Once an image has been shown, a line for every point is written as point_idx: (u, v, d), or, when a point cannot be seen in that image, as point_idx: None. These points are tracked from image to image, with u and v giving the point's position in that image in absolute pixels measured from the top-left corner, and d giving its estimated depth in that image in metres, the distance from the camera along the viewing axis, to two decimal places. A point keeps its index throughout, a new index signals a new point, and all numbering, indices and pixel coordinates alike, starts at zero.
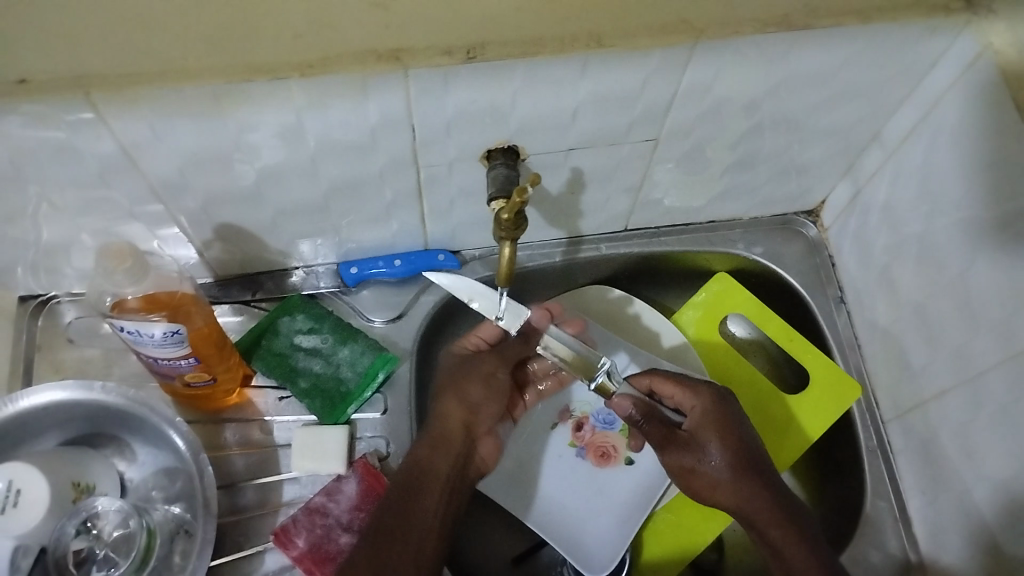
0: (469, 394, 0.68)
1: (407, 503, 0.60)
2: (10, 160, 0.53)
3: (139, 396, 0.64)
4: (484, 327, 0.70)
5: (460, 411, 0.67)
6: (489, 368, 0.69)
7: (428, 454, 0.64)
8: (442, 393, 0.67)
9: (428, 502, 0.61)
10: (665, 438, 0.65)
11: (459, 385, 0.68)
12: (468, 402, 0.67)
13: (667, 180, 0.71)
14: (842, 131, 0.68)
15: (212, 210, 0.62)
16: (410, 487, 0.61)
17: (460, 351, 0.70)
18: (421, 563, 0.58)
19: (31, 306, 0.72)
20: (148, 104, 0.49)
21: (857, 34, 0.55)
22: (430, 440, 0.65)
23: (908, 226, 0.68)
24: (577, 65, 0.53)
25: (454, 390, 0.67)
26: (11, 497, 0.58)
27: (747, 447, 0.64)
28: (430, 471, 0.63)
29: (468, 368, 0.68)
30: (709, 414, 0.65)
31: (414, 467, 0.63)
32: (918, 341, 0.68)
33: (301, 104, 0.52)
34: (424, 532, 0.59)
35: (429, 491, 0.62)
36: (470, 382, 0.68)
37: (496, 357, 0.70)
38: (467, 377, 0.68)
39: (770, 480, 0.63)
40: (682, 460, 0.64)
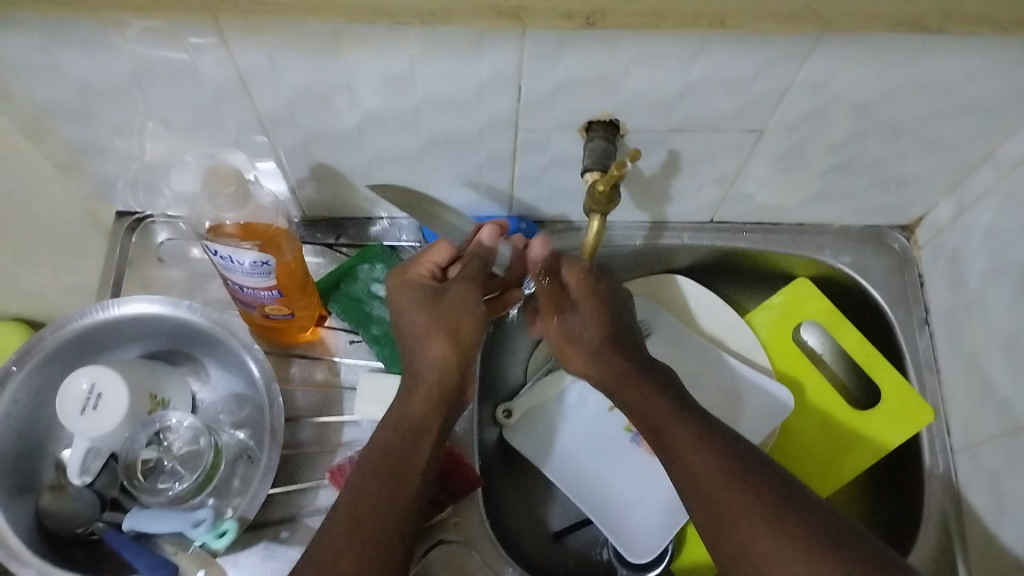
0: (461, 332, 0.62)
1: (396, 464, 0.56)
2: (131, 74, 0.54)
3: (221, 320, 0.66)
4: (438, 250, 0.66)
5: (450, 353, 0.61)
6: (467, 296, 0.64)
7: (422, 410, 0.59)
8: (427, 338, 0.61)
9: (417, 462, 0.57)
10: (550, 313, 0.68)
11: (453, 325, 0.62)
12: (456, 338, 0.62)
13: (763, 175, 0.70)
14: (954, 145, 0.65)
15: (312, 147, 0.63)
16: (405, 446, 0.57)
17: (417, 279, 0.65)
18: (405, 527, 0.54)
19: (127, 221, 0.74)
20: (270, 34, 0.50)
21: (990, 42, 0.53)
22: (424, 393, 0.60)
23: (1010, 252, 0.65)
24: (695, 42, 0.52)
25: (445, 330, 0.62)
26: (91, 400, 0.61)
27: (619, 326, 0.66)
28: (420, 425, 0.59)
29: (449, 306, 0.63)
30: (597, 296, 0.67)
31: (408, 424, 0.58)
32: (1003, 372, 0.66)
33: (416, 51, 0.52)
34: (414, 489, 0.55)
35: (420, 446, 0.58)
36: (457, 315, 0.62)
37: (467, 285, 0.64)
38: (457, 316, 0.62)
39: (642, 362, 0.64)
40: (566, 327, 0.68)
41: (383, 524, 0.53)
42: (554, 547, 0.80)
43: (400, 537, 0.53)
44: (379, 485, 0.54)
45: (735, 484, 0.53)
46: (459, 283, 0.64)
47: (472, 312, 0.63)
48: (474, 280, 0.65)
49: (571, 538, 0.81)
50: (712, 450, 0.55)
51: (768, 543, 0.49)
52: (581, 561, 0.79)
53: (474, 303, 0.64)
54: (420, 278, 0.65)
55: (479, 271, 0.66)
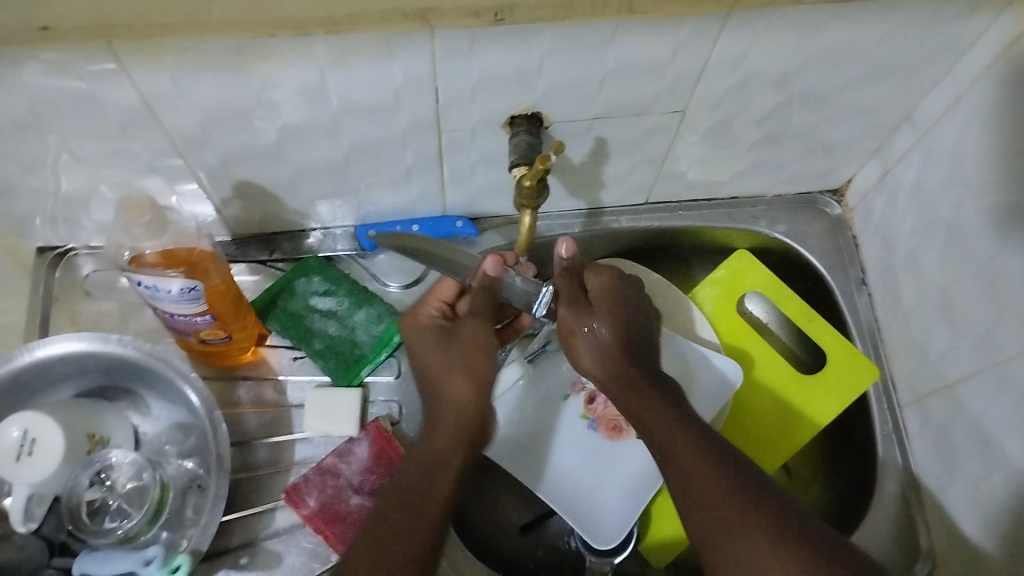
0: (476, 368, 0.63)
1: (417, 496, 0.56)
2: (29, 109, 0.52)
3: (154, 350, 0.64)
4: (444, 285, 0.67)
5: (468, 389, 0.62)
6: (478, 330, 0.64)
7: (445, 446, 0.59)
8: (445, 377, 0.62)
9: (438, 491, 0.56)
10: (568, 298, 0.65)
11: (468, 360, 0.63)
12: (472, 373, 0.62)
13: (692, 154, 0.70)
14: (873, 109, 0.66)
15: (231, 166, 0.62)
16: (427, 484, 0.56)
17: (428, 321, 0.66)
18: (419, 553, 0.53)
19: (49, 257, 0.72)
20: (172, 55, 0.49)
21: (897, 7, 0.54)
22: (446, 431, 0.60)
23: (937, 209, 0.66)
24: (607, 31, 0.52)
25: (461, 368, 0.62)
26: (26, 446, 0.59)
27: (631, 328, 0.66)
28: (444, 465, 0.58)
29: (461, 340, 0.64)
30: (611, 295, 0.67)
31: (431, 461, 0.58)
32: (940, 328, 0.67)
33: (326, 60, 0.51)
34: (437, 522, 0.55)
35: (442, 479, 0.57)
36: (471, 351, 0.63)
37: (478, 321, 0.64)
38: (472, 351, 0.63)
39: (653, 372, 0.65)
40: (573, 323, 0.66)
41: (391, 551, 0.52)
42: (521, 541, 0.80)
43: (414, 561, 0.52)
44: (403, 519, 0.54)
45: (727, 489, 0.54)
46: (469, 318, 0.65)
47: (483, 346, 0.64)
48: (486, 314, 0.65)
49: (537, 531, 0.81)
50: (710, 461, 0.56)
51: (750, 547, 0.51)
52: (550, 554, 0.79)
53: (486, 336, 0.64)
54: (431, 318, 0.66)
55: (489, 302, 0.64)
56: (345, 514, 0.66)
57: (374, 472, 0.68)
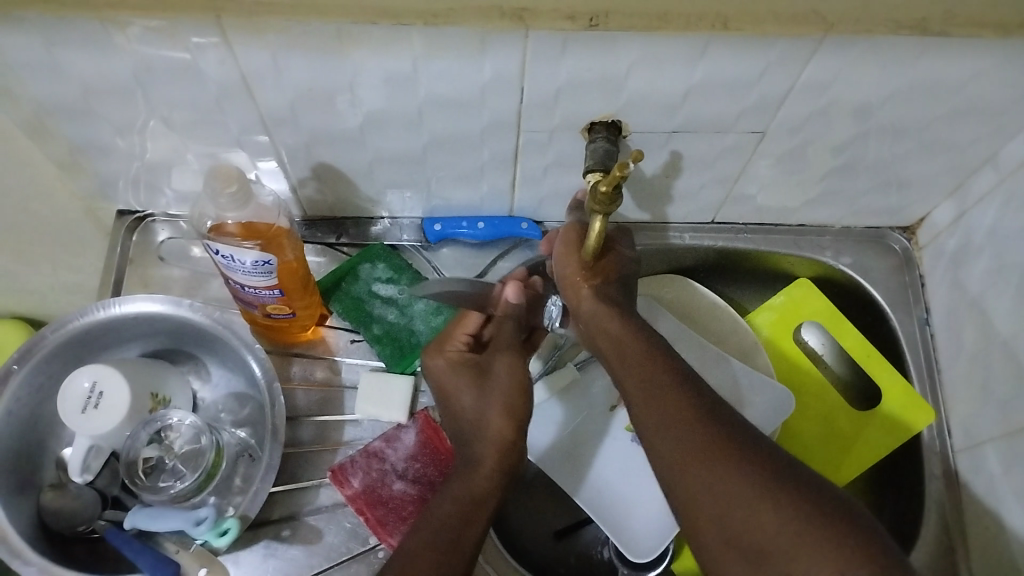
0: (515, 404, 0.61)
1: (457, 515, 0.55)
2: (132, 74, 0.54)
3: (223, 319, 0.66)
4: (470, 319, 0.67)
5: (505, 424, 0.61)
6: (512, 365, 0.64)
7: (483, 487, 0.58)
8: (485, 414, 0.61)
9: (475, 505, 0.56)
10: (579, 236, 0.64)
11: (507, 396, 0.62)
12: (512, 407, 0.61)
13: (765, 176, 0.69)
14: (954, 148, 0.65)
15: (313, 147, 0.63)
16: (463, 518, 0.55)
17: (457, 354, 0.66)
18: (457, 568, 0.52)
19: (128, 220, 0.74)
20: (274, 34, 0.50)
21: (992, 47, 0.53)
22: (488, 471, 0.59)
23: (1011, 254, 0.65)
24: (698, 46, 0.52)
25: (502, 405, 0.61)
26: (93, 399, 0.61)
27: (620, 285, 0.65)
28: (478, 498, 0.57)
29: (497, 379, 0.63)
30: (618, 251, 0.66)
31: (470, 495, 0.57)
32: (1003, 374, 0.66)
33: (419, 52, 0.52)
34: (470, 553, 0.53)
35: (474, 497, 0.57)
36: (508, 385, 0.62)
37: (511, 359, 0.64)
38: (508, 387, 0.62)
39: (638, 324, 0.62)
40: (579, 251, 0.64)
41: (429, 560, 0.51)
42: (555, 547, 0.80)
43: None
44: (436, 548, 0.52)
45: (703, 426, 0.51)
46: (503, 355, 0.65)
47: (521, 382, 0.63)
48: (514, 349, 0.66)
49: (572, 539, 0.80)
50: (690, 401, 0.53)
51: (738, 494, 0.47)
52: (582, 562, 0.79)
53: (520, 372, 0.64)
54: (460, 350, 0.66)
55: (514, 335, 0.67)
56: (388, 497, 0.67)
57: (419, 460, 0.69)
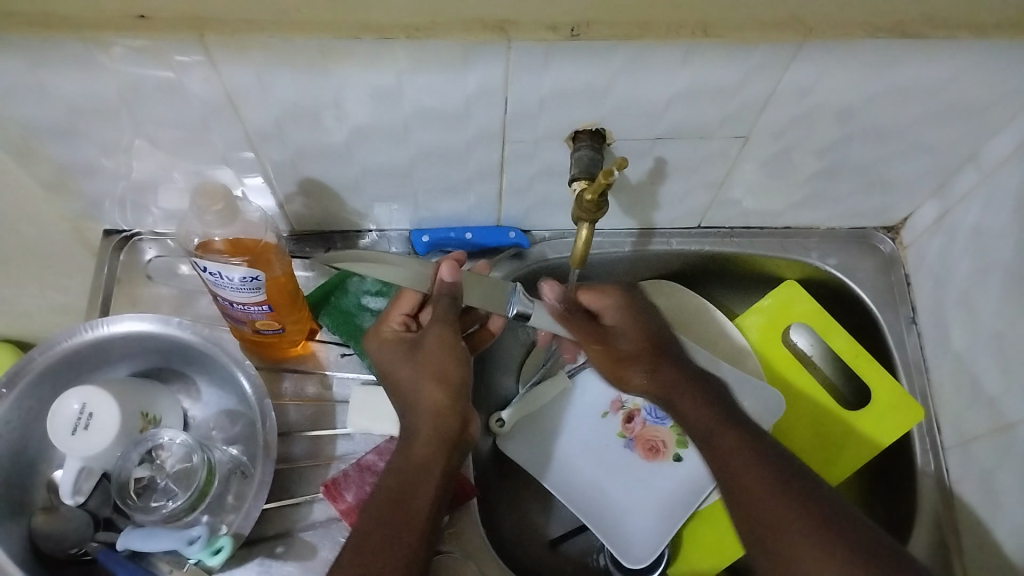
0: (449, 374, 0.61)
1: (403, 504, 0.57)
2: (116, 94, 0.54)
3: (211, 336, 0.66)
4: (404, 298, 0.67)
5: (441, 396, 0.61)
6: (442, 336, 0.62)
7: (420, 463, 0.59)
8: (416, 389, 0.61)
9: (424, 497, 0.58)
10: (591, 333, 0.69)
11: (439, 368, 0.61)
12: (444, 378, 0.61)
13: (750, 180, 0.70)
14: (936, 148, 0.66)
15: (300, 162, 0.63)
16: (402, 499, 0.57)
17: (391, 334, 0.65)
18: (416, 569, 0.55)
19: (115, 240, 0.74)
20: (258, 52, 0.50)
21: (969, 48, 0.54)
22: (423, 443, 0.60)
23: (995, 252, 0.66)
24: (679, 53, 0.53)
25: (433, 376, 0.61)
26: (82, 420, 0.60)
27: (654, 334, 0.69)
28: (418, 476, 0.58)
29: (427, 351, 0.62)
30: (628, 311, 0.70)
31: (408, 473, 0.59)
32: (991, 370, 0.67)
33: (402, 66, 0.52)
34: (410, 544, 0.55)
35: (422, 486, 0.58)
36: (440, 358, 0.62)
37: (442, 327, 0.63)
38: (440, 359, 0.62)
39: (689, 370, 0.68)
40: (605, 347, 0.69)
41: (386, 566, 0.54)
42: (550, 555, 0.79)
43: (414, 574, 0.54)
44: (378, 538, 0.55)
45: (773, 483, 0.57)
46: (433, 325, 0.63)
47: (452, 350, 0.62)
48: (448, 317, 0.63)
49: (566, 547, 0.80)
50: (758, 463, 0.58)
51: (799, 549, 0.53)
52: (578, 569, 0.79)
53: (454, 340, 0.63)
54: (394, 331, 0.65)
55: (451, 306, 0.64)
56: None
57: None
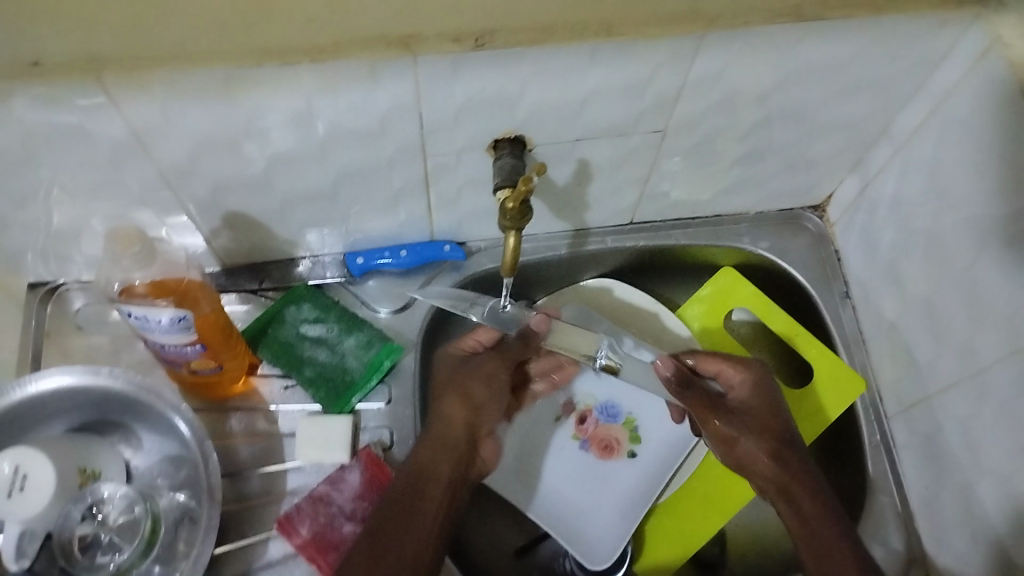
0: (474, 393, 0.66)
1: (412, 500, 0.58)
2: (18, 143, 0.53)
3: (145, 382, 0.64)
4: (483, 329, 0.71)
5: (464, 412, 0.65)
6: (493, 365, 0.68)
7: (432, 463, 0.61)
8: (445, 396, 0.65)
9: (431, 497, 0.59)
10: (711, 407, 0.68)
11: (466, 385, 0.66)
12: (468, 398, 0.66)
13: (674, 173, 0.71)
14: (849, 125, 0.68)
15: (221, 197, 0.62)
16: (411, 489, 0.59)
17: (460, 350, 0.69)
18: (418, 563, 0.55)
19: (40, 293, 0.72)
20: (161, 88, 0.50)
21: (868, 25, 0.55)
22: (435, 445, 0.62)
23: (915, 221, 0.68)
24: (586, 55, 0.53)
25: (459, 392, 0.66)
26: (17, 481, 0.58)
27: (781, 429, 0.66)
28: (431, 475, 0.60)
29: (473, 367, 0.68)
30: (758, 389, 0.68)
31: (417, 470, 0.60)
32: (924, 336, 0.68)
33: (311, 91, 0.52)
34: (416, 545, 0.56)
35: (432, 487, 0.60)
36: (473, 377, 0.67)
37: (496, 356, 0.69)
38: (473, 377, 0.67)
39: (808, 464, 0.65)
40: (726, 426, 0.67)
41: (392, 557, 0.54)
42: (515, 565, 0.79)
43: (420, 562, 0.55)
44: (386, 524, 0.57)
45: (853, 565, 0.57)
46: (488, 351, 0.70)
47: (484, 375, 0.68)
48: (504, 352, 0.70)
49: (531, 555, 0.80)
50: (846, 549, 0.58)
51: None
52: None
53: (499, 370, 0.69)
54: (464, 350, 0.69)
55: (517, 349, 0.71)
56: (338, 541, 0.65)
57: (366, 499, 0.67)
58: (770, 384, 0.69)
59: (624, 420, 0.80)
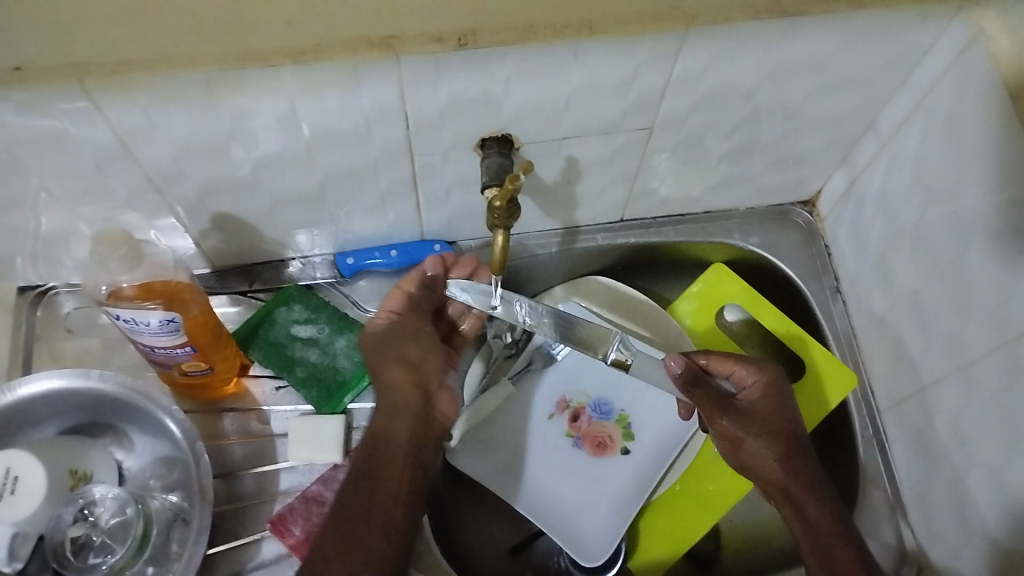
0: (408, 355, 0.65)
1: (373, 475, 0.59)
2: (3, 148, 0.53)
3: (136, 385, 0.65)
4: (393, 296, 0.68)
5: (404, 376, 0.64)
6: (415, 325, 0.67)
7: (388, 434, 0.62)
8: (380, 368, 0.64)
9: (392, 470, 0.60)
10: (723, 408, 0.65)
11: (396, 351, 0.65)
12: (404, 360, 0.65)
13: (662, 170, 0.71)
14: (835, 120, 0.68)
15: (209, 199, 0.63)
16: (371, 464, 0.60)
17: (379, 322, 0.67)
18: (394, 532, 0.57)
19: (29, 297, 0.72)
20: (143, 92, 0.50)
21: (850, 20, 0.55)
22: (386, 418, 0.62)
23: (902, 216, 0.68)
24: (569, 53, 0.53)
25: (394, 359, 0.65)
26: (8, 484, 0.58)
27: (791, 434, 0.66)
28: (387, 444, 0.61)
29: (395, 333, 0.66)
30: (770, 393, 0.67)
31: (372, 445, 0.61)
32: (914, 330, 0.68)
33: (295, 92, 0.52)
34: (387, 518, 0.58)
35: (389, 456, 0.61)
36: (402, 343, 0.66)
37: (417, 314, 0.67)
38: (402, 342, 0.66)
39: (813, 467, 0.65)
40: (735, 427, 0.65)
41: (368, 535, 0.56)
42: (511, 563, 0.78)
43: (390, 537, 0.57)
44: (354, 499, 0.58)
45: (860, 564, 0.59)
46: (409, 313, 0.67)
47: (414, 335, 0.66)
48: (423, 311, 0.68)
49: (526, 552, 0.80)
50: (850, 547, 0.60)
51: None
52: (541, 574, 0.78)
53: (426, 328, 0.67)
54: (382, 322, 0.67)
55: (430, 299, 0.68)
56: None
57: None
58: (781, 387, 0.67)
59: (617, 417, 0.80)
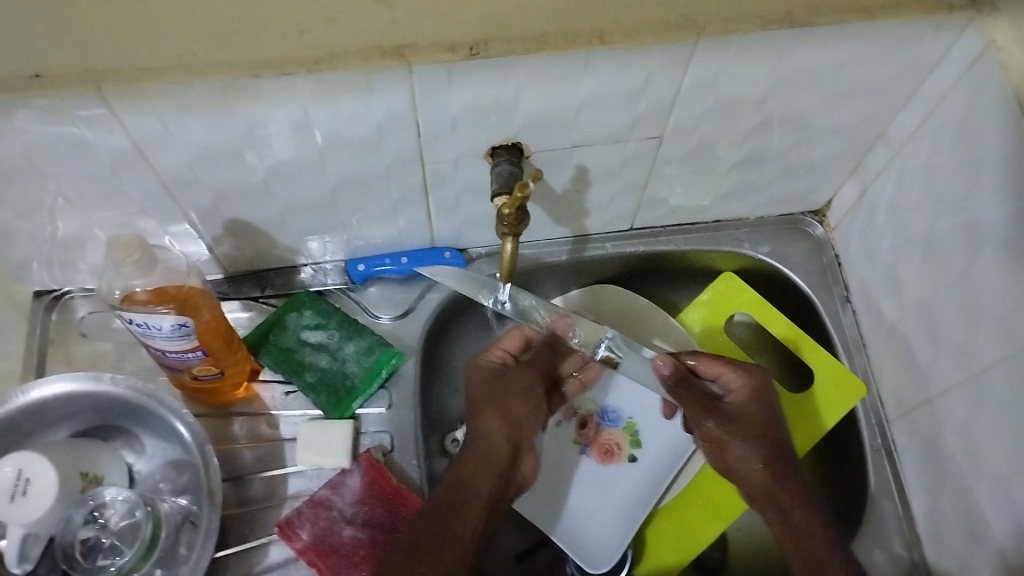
0: (511, 406, 0.68)
1: (454, 508, 0.61)
2: (21, 154, 0.54)
3: (147, 388, 0.65)
4: (511, 337, 0.71)
5: (503, 426, 0.66)
6: (527, 377, 0.71)
7: (475, 483, 0.62)
8: (481, 411, 0.66)
9: (470, 512, 0.61)
10: (706, 408, 0.68)
11: (500, 398, 0.68)
12: (505, 409, 0.67)
13: (672, 178, 0.71)
14: (846, 130, 0.68)
15: (222, 205, 0.63)
16: (455, 501, 0.61)
17: (487, 362, 0.70)
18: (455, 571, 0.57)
19: (45, 300, 0.73)
20: (159, 99, 0.50)
21: (860, 31, 0.56)
22: (477, 465, 0.63)
23: (912, 226, 0.68)
24: (580, 62, 0.53)
25: (496, 402, 0.67)
26: (20, 486, 0.59)
27: (777, 440, 0.67)
28: (469, 492, 0.62)
29: (507, 380, 0.69)
30: (758, 396, 0.68)
31: (459, 489, 0.62)
32: (923, 341, 0.68)
33: (308, 99, 0.52)
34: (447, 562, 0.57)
35: (475, 504, 0.61)
36: (510, 392, 0.69)
37: (529, 368, 0.72)
38: (510, 390, 0.69)
39: (795, 470, 0.67)
40: (720, 429, 0.68)
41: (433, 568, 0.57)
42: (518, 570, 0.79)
43: None
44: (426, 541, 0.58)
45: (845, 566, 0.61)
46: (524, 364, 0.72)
47: (524, 386, 0.70)
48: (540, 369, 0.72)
49: (533, 558, 0.80)
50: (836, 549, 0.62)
51: None
52: None
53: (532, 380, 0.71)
54: (491, 361, 0.70)
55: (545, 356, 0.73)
56: (338, 545, 0.66)
57: (367, 503, 0.68)
58: (768, 391, 0.68)
59: (625, 424, 0.80)
